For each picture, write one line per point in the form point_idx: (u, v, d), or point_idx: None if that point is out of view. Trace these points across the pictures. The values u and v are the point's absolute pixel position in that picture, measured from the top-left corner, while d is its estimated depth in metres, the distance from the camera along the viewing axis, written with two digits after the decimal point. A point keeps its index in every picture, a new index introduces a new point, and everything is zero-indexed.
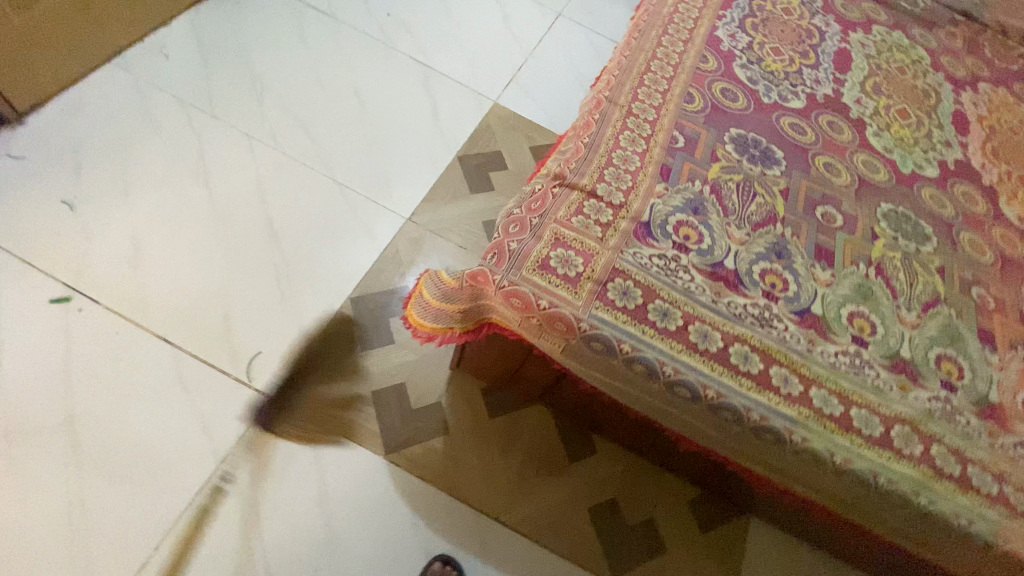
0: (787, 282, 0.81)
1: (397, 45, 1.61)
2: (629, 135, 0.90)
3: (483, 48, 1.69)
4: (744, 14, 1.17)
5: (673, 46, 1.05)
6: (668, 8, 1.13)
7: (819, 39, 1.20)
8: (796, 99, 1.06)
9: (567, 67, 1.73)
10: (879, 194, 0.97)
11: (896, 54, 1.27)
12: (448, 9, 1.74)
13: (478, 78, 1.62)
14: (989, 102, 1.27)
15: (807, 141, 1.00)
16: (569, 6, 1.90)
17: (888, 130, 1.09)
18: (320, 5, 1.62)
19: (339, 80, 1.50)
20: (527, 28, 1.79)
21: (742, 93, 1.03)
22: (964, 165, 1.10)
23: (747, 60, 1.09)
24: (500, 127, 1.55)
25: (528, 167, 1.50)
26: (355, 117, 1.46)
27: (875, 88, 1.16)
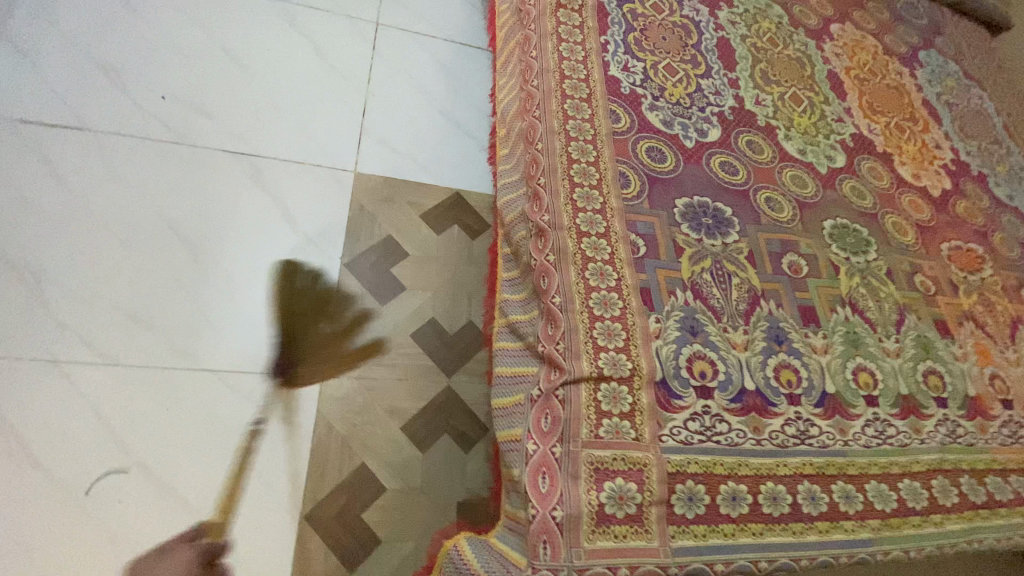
0: (798, 371, 0.78)
1: (198, 139, 1.21)
2: (594, 266, 0.75)
3: (308, 104, 1.34)
4: (624, 32, 1.03)
5: (579, 110, 0.89)
6: (550, 54, 0.94)
7: (698, 33, 1.10)
8: (712, 130, 0.98)
9: (416, 94, 1.46)
10: (817, 213, 0.96)
11: (763, 21, 1.21)
12: (239, 60, 1.33)
13: (321, 148, 1.30)
14: (845, 47, 1.30)
15: (742, 178, 0.94)
16: (384, 7, 1.56)
17: (793, 127, 1.07)
18: (61, 119, 1.14)
19: (144, 220, 1.10)
20: (348, 54, 1.45)
21: (667, 146, 0.91)
22: (859, 136, 1.12)
23: (652, 95, 0.97)
24: (376, 204, 1.28)
25: (430, 241, 1.28)
26: (191, 263, 1.09)
27: (765, 76, 1.11)
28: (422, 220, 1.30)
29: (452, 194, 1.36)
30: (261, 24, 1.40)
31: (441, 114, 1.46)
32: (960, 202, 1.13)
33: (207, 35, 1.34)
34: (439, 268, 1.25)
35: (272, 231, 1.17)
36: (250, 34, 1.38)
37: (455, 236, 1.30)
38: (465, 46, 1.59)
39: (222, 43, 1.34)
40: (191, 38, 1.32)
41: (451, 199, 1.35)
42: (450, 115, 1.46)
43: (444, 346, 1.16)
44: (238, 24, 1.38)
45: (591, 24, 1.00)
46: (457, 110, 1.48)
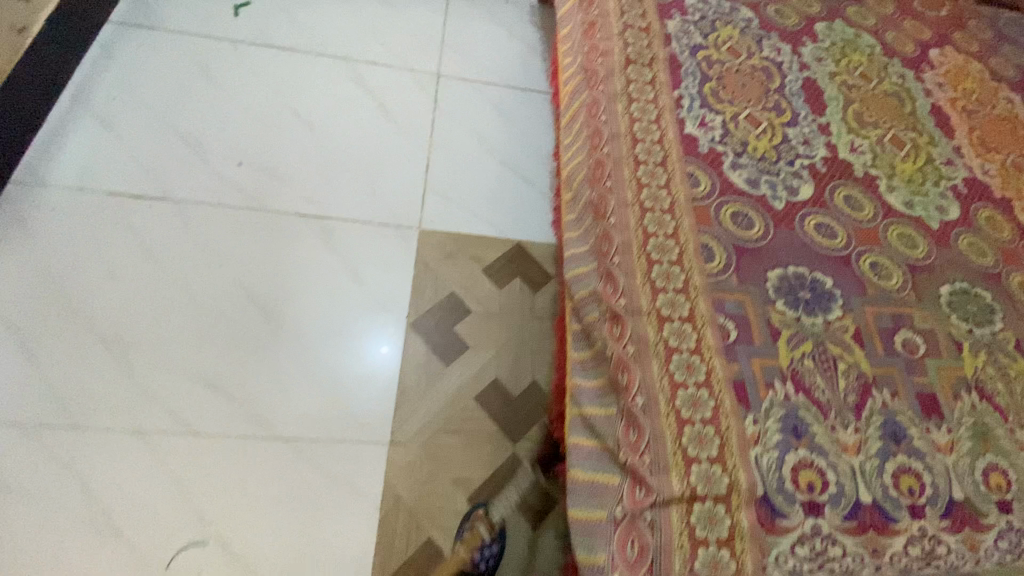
0: (922, 478, 0.68)
1: (270, 202, 1.25)
2: (680, 358, 0.69)
3: (372, 160, 1.36)
4: (699, 83, 0.96)
5: (654, 177, 0.83)
6: (620, 115, 0.89)
7: (780, 76, 1.02)
8: (803, 186, 0.88)
9: (476, 144, 1.45)
10: (931, 278, 0.85)
11: (853, 55, 1.11)
12: (308, 122, 1.38)
13: (384, 205, 1.31)
14: (949, 74, 1.16)
15: (841, 242, 0.84)
16: (444, 58, 1.57)
17: (896, 175, 0.95)
18: (148, 191, 1.21)
19: (221, 287, 1.14)
20: (409, 108, 1.46)
21: (753, 209, 0.83)
22: (972, 181, 0.99)
23: (734, 151, 0.89)
24: (438, 260, 1.27)
25: (493, 297, 1.25)
26: (263, 329, 1.12)
27: (859, 118, 1.01)
28: (485, 275, 1.28)
29: (514, 247, 1.33)
30: (328, 85, 1.44)
31: (500, 163, 1.44)
32: None
33: (278, 99, 1.39)
34: (502, 325, 1.22)
35: (339, 292, 1.18)
36: (317, 95, 1.42)
37: (518, 291, 1.27)
38: (523, 92, 1.58)
39: (292, 106, 1.39)
40: (263, 103, 1.38)
41: (513, 252, 1.32)
42: (509, 164, 1.45)
43: (509, 410, 1.13)
44: (306, 86, 1.43)
45: (663, 78, 0.94)
46: (516, 158, 1.46)
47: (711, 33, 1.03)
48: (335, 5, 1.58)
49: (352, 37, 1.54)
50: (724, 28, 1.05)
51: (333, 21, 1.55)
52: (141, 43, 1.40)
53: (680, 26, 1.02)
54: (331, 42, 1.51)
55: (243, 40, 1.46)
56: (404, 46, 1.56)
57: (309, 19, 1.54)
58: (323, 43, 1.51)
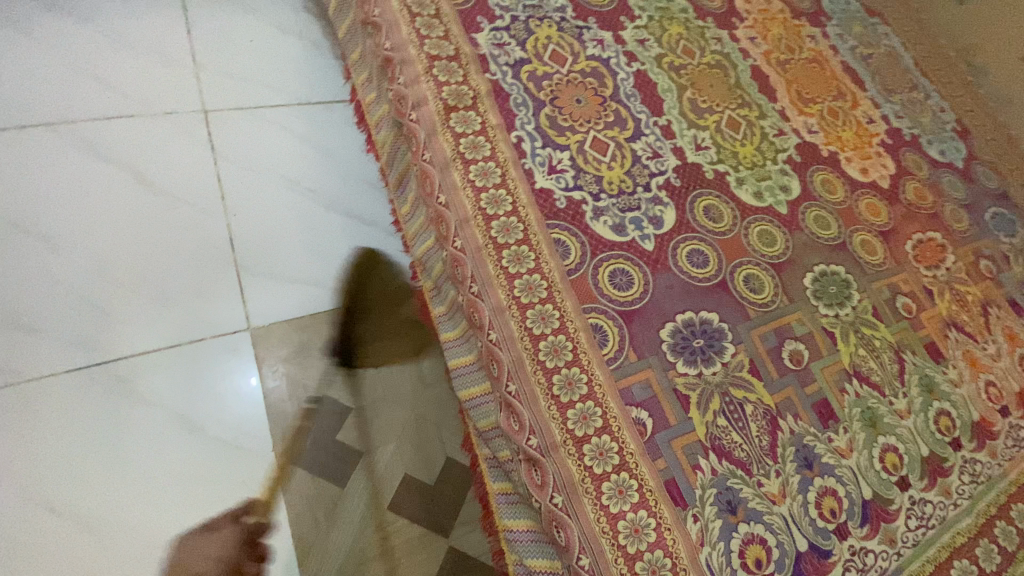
0: (837, 493, 0.72)
1: (27, 368, 0.93)
2: (610, 484, 0.62)
3: (155, 259, 1.05)
4: (533, 114, 0.82)
5: (521, 261, 0.71)
6: (459, 189, 0.73)
7: (611, 77, 0.92)
8: (665, 210, 0.83)
9: (286, 194, 1.18)
10: (795, 271, 0.86)
11: (671, 26, 1.03)
12: (41, 233, 1.01)
13: (193, 315, 1.03)
14: (757, 24, 1.15)
15: (714, 266, 0.80)
16: (206, 86, 1.21)
17: (741, 164, 0.93)
18: None
19: (3, 509, 0.85)
20: (182, 170, 1.13)
21: (630, 261, 0.76)
22: (803, 145, 1.01)
23: (592, 195, 0.79)
24: (291, 362, 1.05)
25: (371, 379, 1.08)
26: (88, 540, 0.86)
27: (695, 106, 0.96)
28: (355, 357, 1.09)
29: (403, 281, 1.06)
30: (50, 169, 1.06)
31: (325, 210, 1.20)
32: (910, 183, 1.07)
33: None
34: (395, 409, 1.07)
35: (177, 452, 0.94)
36: (41, 191, 1.04)
37: (401, 361, 1.11)
38: (323, 107, 1.29)
39: (7, 217, 1.01)
40: None
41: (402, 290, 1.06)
42: (338, 207, 1.21)
43: (431, 502, 1.02)
44: (18, 183, 1.03)
45: (493, 121, 0.79)
46: (342, 197, 1.22)
47: (528, 39, 0.88)
48: (14, 47, 1.13)
49: (59, 89, 1.12)
50: (540, 28, 0.90)
51: (22, 73, 1.11)
52: None
53: (491, 40, 0.85)
54: (35, 107, 1.10)
55: None
56: (145, 85, 1.18)
57: None
58: (20, 109, 1.09)
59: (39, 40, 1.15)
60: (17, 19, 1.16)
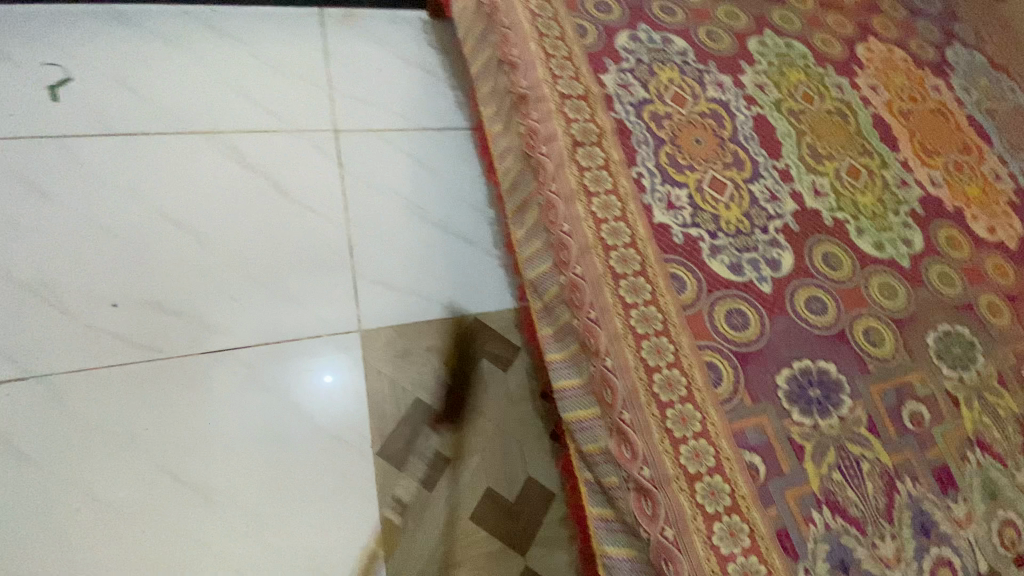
0: (958, 568, 0.68)
1: (169, 347, 1.04)
2: (720, 525, 0.62)
3: (282, 259, 1.16)
4: (654, 151, 0.85)
5: (638, 292, 0.73)
6: (582, 219, 0.77)
7: (730, 119, 0.93)
8: (781, 254, 0.82)
9: (399, 210, 1.28)
10: (915, 327, 0.83)
11: (790, 72, 1.04)
12: (191, 228, 1.14)
13: (311, 313, 1.13)
14: (879, 72, 1.13)
15: (831, 315, 0.79)
16: (337, 109, 1.35)
17: (861, 213, 0.91)
18: (15, 369, 0.98)
19: (140, 473, 0.95)
20: (312, 182, 1.25)
21: (746, 302, 0.76)
22: (925, 198, 0.98)
23: (709, 233, 0.81)
24: (391, 365, 1.11)
25: (462, 390, 1.12)
26: (206, 511, 0.95)
27: (814, 152, 0.95)
28: (448, 367, 1.14)
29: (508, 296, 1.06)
30: (202, 172, 1.20)
31: (430, 226, 1.28)
32: None
33: (144, 207, 1.14)
34: (481, 422, 1.11)
35: (287, 439, 1.02)
36: (193, 190, 1.18)
37: (490, 376, 1.15)
38: (436, 134, 1.40)
39: (165, 211, 1.15)
40: (131, 215, 1.13)
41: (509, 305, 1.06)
42: (442, 225, 1.29)
43: (510, 518, 1.04)
44: (177, 182, 1.18)
45: (616, 157, 0.83)
46: (447, 217, 1.30)
47: (651, 80, 0.92)
48: (185, 66, 1.31)
49: (218, 104, 1.28)
50: (663, 70, 0.94)
51: (189, 87, 1.28)
52: None
53: (617, 80, 0.90)
54: (196, 117, 1.25)
55: (76, 136, 1.18)
56: (286, 104, 1.32)
57: (158, 89, 1.27)
58: (184, 119, 1.25)
59: (205, 61, 1.32)
60: (190, 42, 1.34)
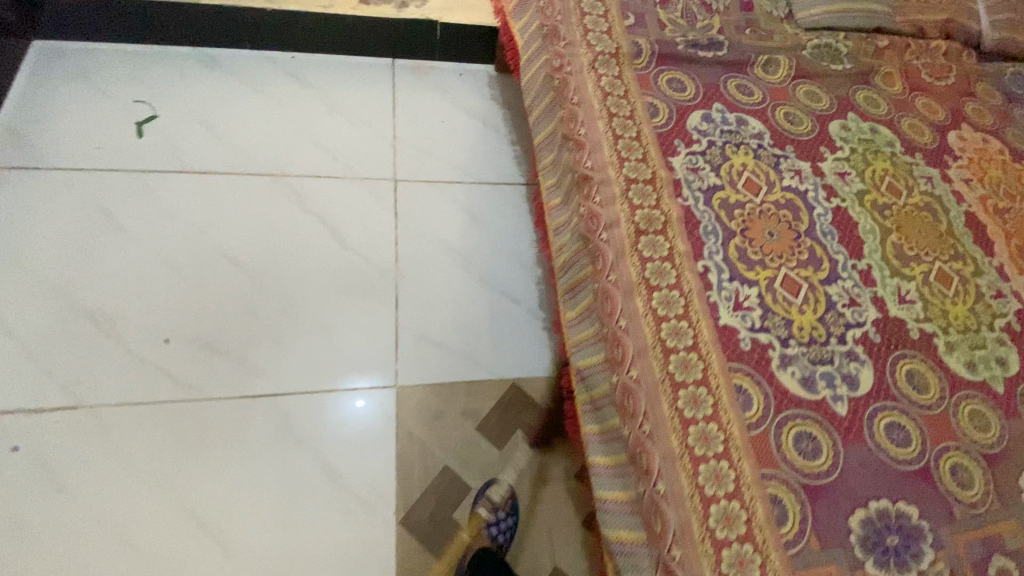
0: None
1: (210, 387, 1.05)
2: None
3: (328, 306, 1.16)
4: (722, 243, 0.80)
5: (698, 405, 0.67)
6: (641, 315, 0.72)
7: (806, 211, 0.87)
8: (859, 370, 0.75)
9: (447, 263, 1.27)
10: (1012, 469, 0.72)
11: (875, 160, 0.97)
12: (244, 267, 1.17)
13: (350, 364, 1.11)
14: (974, 164, 1.04)
15: (916, 447, 0.70)
16: (397, 158, 1.37)
17: (952, 326, 0.82)
18: (63, 394, 1.00)
19: (166, 516, 0.94)
20: (365, 229, 1.26)
21: (817, 423, 0.69)
22: None
23: (780, 339, 0.74)
24: (424, 427, 1.08)
25: (494, 462, 1.08)
26: (223, 566, 0.92)
27: (899, 252, 0.87)
28: (482, 435, 1.09)
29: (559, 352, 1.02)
30: (262, 212, 1.23)
31: (479, 283, 1.26)
32: None
33: (204, 243, 1.18)
34: None
35: (311, 497, 0.99)
36: (251, 229, 1.21)
37: (525, 449, 1.10)
38: (491, 188, 1.39)
39: (223, 248, 1.18)
40: (190, 250, 1.16)
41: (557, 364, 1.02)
42: (490, 282, 1.27)
43: None
44: (236, 220, 1.21)
45: (681, 248, 0.78)
46: (494, 273, 1.28)
47: (723, 165, 0.87)
48: (259, 108, 1.36)
49: (284, 146, 1.32)
50: (736, 154, 0.89)
51: (260, 128, 1.34)
52: (24, 193, 1.16)
53: (686, 163, 0.86)
54: (263, 157, 1.30)
55: (154, 169, 1.23)
56: (349, 150, 1.35)
57: (232, 128, 1.32)
58: (252, 158, 1.29)
59: (278, 104, 1.38)
60: (266, 85, 1.40)
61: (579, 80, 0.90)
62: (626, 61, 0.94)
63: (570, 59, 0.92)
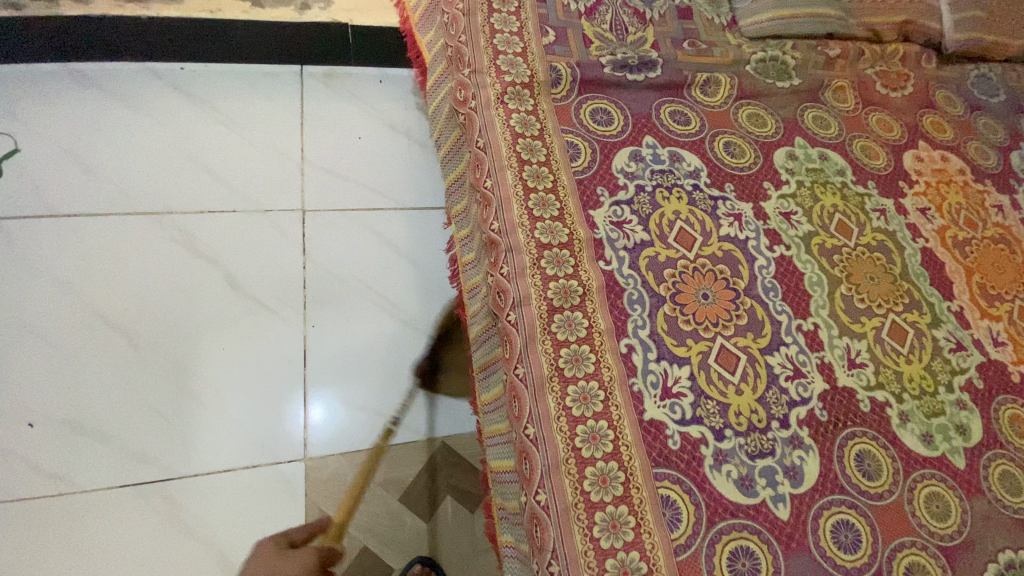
0: None
1: (85, 479, 0.91)
2: None
3: (227, 369, 1.02)
4: (650, 314, 0.69)
5: (617, 531, 0.57)
6: (552, 419, 0.60)
7: (748, 264, 0.77)
8: (803, 459, 0.66)
9: (366, 307, 1.13)
10: (969, 560, 0.66)
11: (824, 194, 0.87)
12: (124, 329, 1.01)
13: (254, 437, 0.99)
14: (932, 189, 0.95)
15: (865, 549, 0.63)
16: (307, 185, 1.21)
17: (906, 390, 0.74)
18: None
19: None
20: (270, 272, 1.11)
21: (756, 534, 0.61)
22: (985, 364, 0.80)
23: (714, 432, 0.64)
24: (338, 504, 0.97)
25: (421, 537, 0.98)
26: None
27: (849, 306, 0.78)
28: (405, 507, 0.99)
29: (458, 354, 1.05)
30: (144, 261, 1.07)
31: (403, 327, 1.13)
32: None
33: (74, 302, 1.01)
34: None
35: None
36: (132, 282, 1.05)
37: (455, 518, 1.00)
38: (417, 213, 1.25)
39: (98, 308, 1.02)
40: (56, 313, 1.00)
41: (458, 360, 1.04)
42: (416, 325, 1.14)
43: None
44: (113, 272, 1.05)
45: (602, 325, 0.66)
46: (422, 315, 1.15)
47: (653, 215, 0.76)
48: (137, 131, 1.17)
49: (170, 177, 1.14)
50: (668, 201, 0.78)
51: (140, 156, 1.15)
52: None
53: (610, 218, 0.74)
54: (145, 193, 1.12)
55: (9, 216, 1.05)
56: (249, 178, 1.18)
57: (105, 158, 1.13)
58: (131, 196, 1.11)
59: (161, 125, 1.18)
60: (146, 102, 1.20)
61: (485, 118, 0.77)
62: (542, 92, 0.81)
63: (476, 91, 0.79)
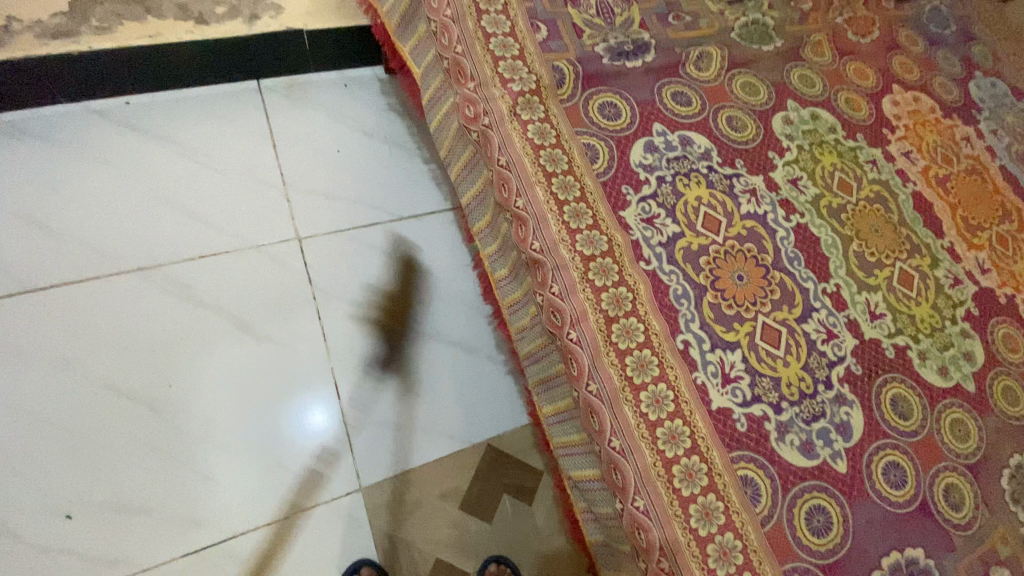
0: None
1: (143, 555, 0.89)
2: None
3: (261, 416, 1.00)
4: (696, 305, 0.72)
5: (710, 518, 0.62)
6: (633, 426, 0.64)
7: (770, 238, 0.81)
8: (849, 413, 0.73)
9: (385, 326, 1.12)
10: (992, 471, 0.76)
11: (822, 154, 0.91)
12: (143, 397, 0.96)
13: (306, 477, 0.99)
14: (911, 131, 1.00)
15: (911, 483, 0.71)
16: (295, 209, 1.15)
17: (920, 331, 0.82)
18: None
19: None
20: (280, 309, 1.07)
21: (825, 491, 0.67)
22: (980, 293, 0.88)
23: (773, 406, 0.69)
24: (403, 525, 1.00)
25: (488, 537, 1.03)
26: None
27: (863, 261, 0.84)
28: (467, 513, 1.03)
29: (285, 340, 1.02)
30: (144, 322, 1.00)
31: (426, 338, 1.13)
32: None
33: (80, 380, 0.95)
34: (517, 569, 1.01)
35: None
36: (138, 346, 0.99)
37: (516, 512, 1.05)
38: (412, 221, 1.22)
39: (108, 380, 0.96)
40: (64, 395, 0.94)
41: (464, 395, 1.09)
42: (438, 335, 1.14)
43: None
44: (113, 341, 0.98)
45: (657, 327, 0.69)
46: (441, 324, 1.15)
47: (679, 206, 0.78)
48: (96, 180, 1.06)
49: (147, 226, 1.06)
50: (689, 188, 0.80)
51: (107, 208, 1.05)
52: None
53: (641, 215, 0.75)
54: (125, 247, 1.04)
55: None
56: (233, 211, 1.12)
57: (69, 216, 1.03)
58: (111, 254, 1.03)
59: (121, 169, 1.08)
60: (96, 145, 1.09)
61: (502, 133, 0.75)
62: (548, 95, 0.80)
63: (486, 105, 0.77)
